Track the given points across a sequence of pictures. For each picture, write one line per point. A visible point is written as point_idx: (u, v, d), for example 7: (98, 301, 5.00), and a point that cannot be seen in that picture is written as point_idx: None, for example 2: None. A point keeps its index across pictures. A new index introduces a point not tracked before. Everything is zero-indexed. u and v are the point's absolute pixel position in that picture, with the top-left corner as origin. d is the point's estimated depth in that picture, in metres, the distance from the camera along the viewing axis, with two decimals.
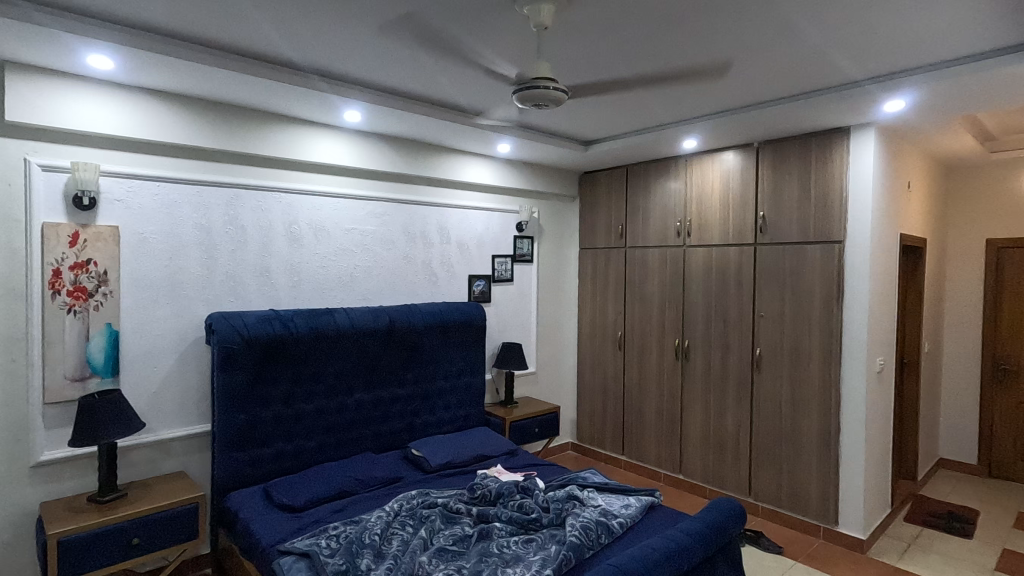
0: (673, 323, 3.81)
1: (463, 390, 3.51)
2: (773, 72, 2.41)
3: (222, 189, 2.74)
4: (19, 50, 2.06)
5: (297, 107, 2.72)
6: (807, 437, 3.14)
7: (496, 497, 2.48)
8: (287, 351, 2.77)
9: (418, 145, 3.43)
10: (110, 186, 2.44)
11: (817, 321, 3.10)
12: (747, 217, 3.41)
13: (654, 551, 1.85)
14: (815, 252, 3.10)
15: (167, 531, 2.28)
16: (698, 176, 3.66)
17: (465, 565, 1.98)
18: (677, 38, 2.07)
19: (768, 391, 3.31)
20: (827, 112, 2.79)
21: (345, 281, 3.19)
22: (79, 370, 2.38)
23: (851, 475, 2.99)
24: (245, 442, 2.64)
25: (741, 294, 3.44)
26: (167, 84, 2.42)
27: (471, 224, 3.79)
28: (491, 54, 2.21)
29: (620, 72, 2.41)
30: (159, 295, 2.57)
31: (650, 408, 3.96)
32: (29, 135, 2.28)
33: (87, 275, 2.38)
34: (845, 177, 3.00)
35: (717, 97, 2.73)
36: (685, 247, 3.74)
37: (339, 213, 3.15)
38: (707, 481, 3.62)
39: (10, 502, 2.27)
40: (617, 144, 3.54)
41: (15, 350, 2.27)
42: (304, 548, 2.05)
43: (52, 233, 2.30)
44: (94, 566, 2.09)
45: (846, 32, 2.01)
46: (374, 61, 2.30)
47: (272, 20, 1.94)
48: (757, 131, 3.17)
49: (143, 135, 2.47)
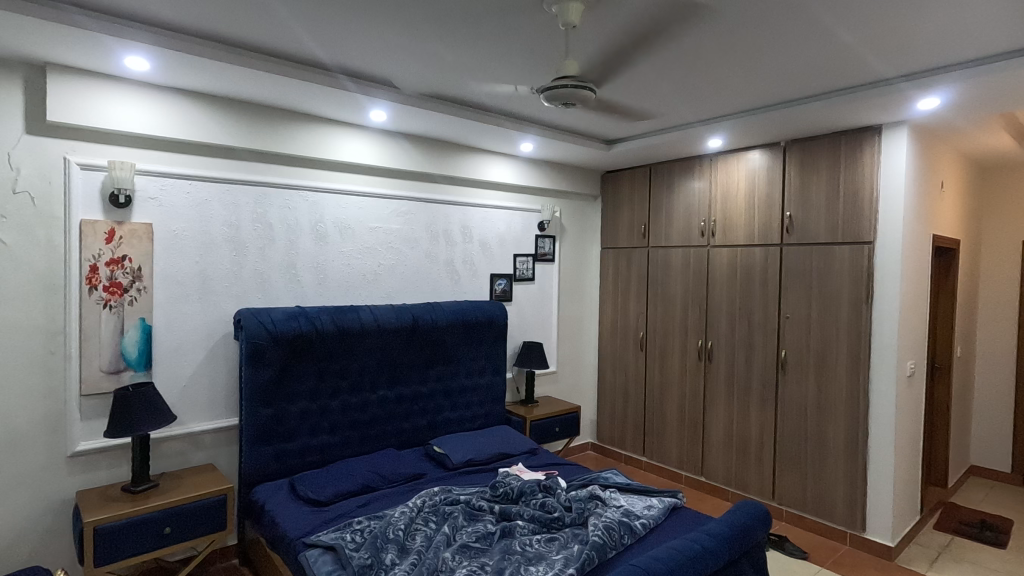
0: (696, 323, 3.78)
1: (484, 388, 3.52)
2: (803, 70, 2.37)
3: (250, 188, 2.79)
4: (60, 52, 2.13)
5: (326, 107, 2.76)
6: (834, 441, 3.09)
7: (518, 495, 2.48)
8: (313, 347, 2.81)
9: (441, 145, 3.45)
10: (144, 185, 2.50)
11: (845, 323, 3.05)
12: (773, 216, 3.36)
13: (678, 553, 1.84)
14: (844, 253, 3.05)
15: (197, 522, 2.33)
16: (723, 176, 3.62)
17: (488, 562, 1.99)
18: (705, 36, 2.06)
19: (793, 394, 3.27)
20: (857, 111, 2.74)
21: (369, 279, 3.22)
22: (114, 362, 2.44)
23: (880, 480, 2.93)
24: (272, 436, 2.69)
25: (767, 295, 3.39)
26: (199, 84, 2.47)
27: (494, 223, 3.80)
28: (517, 54, 2.21)
29: (646, 70, 2.39)
30: (189, 290, 2.63)
31: (671, 409, 3.93)
32: (69, 134, 2.35)
33: (122, 271, 2.45)
34: (875, 177, 2.94)
35: (745, 95, 2.69)
36: (709, 247, 3.71)
37: (365, 212, 3.19)
38: (730, 484, 3.59)
39: (49, 490, 2.34)
40: (640, 143, 3.52)
41: (54, 342, 2.34)
42: (330, 541, 2.08)
43: (90, 230, 2.37)
44: (128, 554, 2.15)
45: (878, 29, 1.97)
46: (401, 61, 2.32)
47: (302, 21, 1.97)
48: (785, 130, 3.12)
49: (176, 134, 2.53)
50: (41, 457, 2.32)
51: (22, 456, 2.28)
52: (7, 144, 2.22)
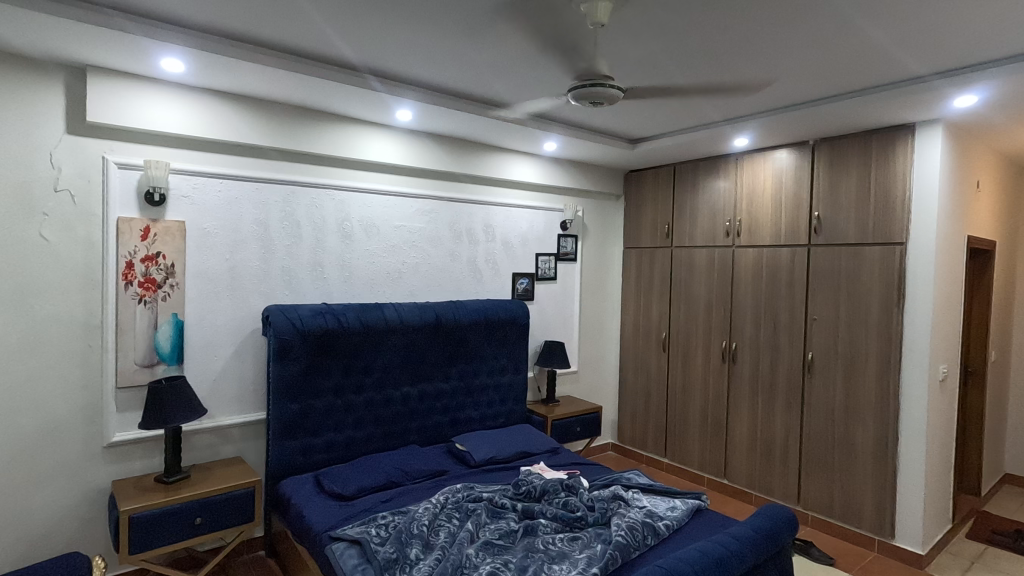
0: (720, 323, 3.74)
1: (506, 386, 3.53)
2: (835, 68, 2.33)
3: (279, 186, 2.84)
4: (101, 54, 2.19)
5: (353, 106, 2.80)
6: (862, 445, 3.03)
7: (541, 494, 2.49)
8: (338, 344, 2.85)
9: (465, 144, 3.47)
10: (178, 183, 2.57)
11: (874, 325, 2.99)
12: (801, 216, 3.31)
13: (703, 555, 1.83)
14: (874, 254, 2.99)
15: (226, 513, 2.38)
16: (749, 175, 3.58)
17: (511, 560, 2.00)
18: (733, 35, 2.04)
19: (820, 397, 3.21)
20: (890, 109, 2.69)
21: (394, 277, 3.26)
22: (148, 357, 2.51)
23: (910, 486, 2.87)
24: (298, 431, 2.74)
25: (793, 296, 3.34)
26: (230, 85, 2.52)
27: (516, 222, 3.81)
28: (543, 53, 2.22)
29: (672, 69, 2.37)
30: (220, 287, 2.69)
31: (694, 410, 3.89)
32: (107, 134, 2.42)
33: (156, 267, 2.51)
34: (908, 176, 2.88)
35: (773, 93, 2.66)
36: (734, 247, 3.66)
37: (390, 210, 3.22)
38: (754, 487, 3.54)
39: (86, 479, 2.42)
40: (665, 142, 3.49)
41: (92, 336, 2.42)
42: (355, 535, 2.11)
43: (126, 227, 2.44)
44: (161, 543, 2.21)
45: (912, 27, 1.93)
46: (429, 61, 2.34)
47: (331, 22, 2.00)
48: (814, 129, 3.07)
49: (209, 134, 2.59)
50: (79, 447, 2.40)
51: (61, 446, 2.36)
52: (49, 144, 2.30)
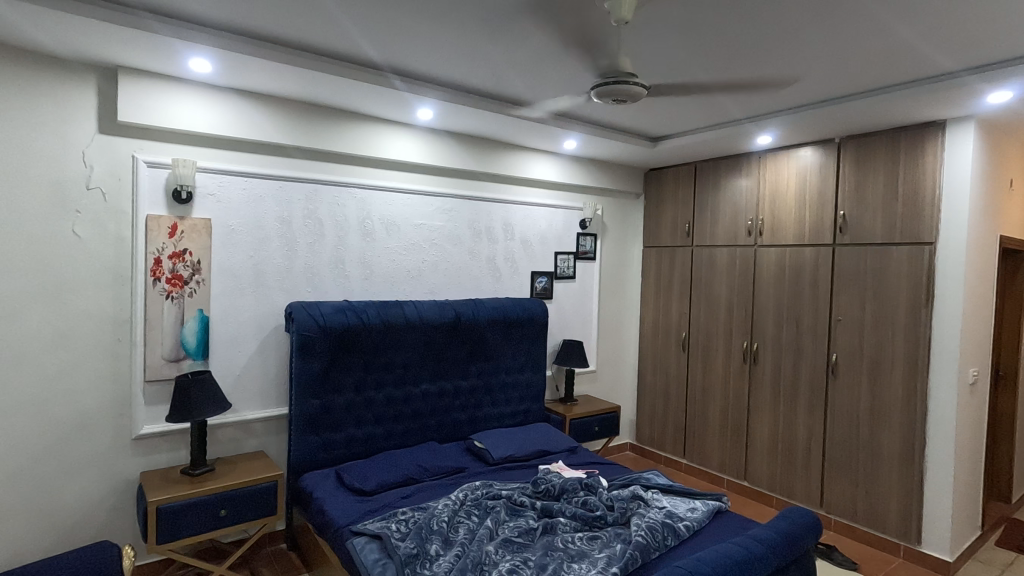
0: (742, 324, 3.70)
1: (524, 385, 3.53)
2: (863, 64, 2.29)
3: (301, 184, 2.87)
4: (133, 55, 2.24)
5: (376, 105, 2.83)
6: (887, 449, 2.97)
7: (560, 493, 2.49)
8: (359, 340, 2.88)
9: (485, 142, 3.48)
10: (204, 182, 2.61)
11: (902, 326, 2.93)
12: (825, 215, 3.25)
13: (725, 557, 1.81)
14: (901, 254, 2.93)
15: (250, 506, 2.42)
16: (772, 174, 3.53)
17: (531, 558, 2.01)
18: (759, 31, 2.01)
19: (844, 399, 3.15)
20: (920, 106, 2.63)
21: (414, 274, 3.28)
22: (175, 351, 2.56)
23: (937, 492, 2.81)
24: (320, 426, 2.77)
25: (817, 297, 3.28)
26: (256, 84, 2.56)
27: (535, 220, 3.81)
28: (565, 51, 2.21)
29: (695, 66, 2.35)
30: (244, 283, 2.74)
31: (714, 411, 3.86)
32: (136, 134, 2.47)
33: (183, 264, 2.56)
34: (938, 175, 2.81)
35: (799, 90, 2.62)
36: (756, 247, 3.62)
37: (410, 208, 3.24)
38: (775, 490, 3.50)
39: (115, 470, 2.48)
40: (686, 140, 3.46)
41: (121, 330, 2.48)
42: (376, 530, 2.13)
43: (155, 224, 2.49)
44: (187, 534, 2.26)
45: (943, 22, 1.89)
46: (451, 60, 2.35)
47: (356, 22, 2.02)
48: (841, 126, 3.01)
49: (235, 133, 2.63)
50: (108, 439, 2.46)
51: (91, 437, 2.42)
52: (82, 143, 2.36)
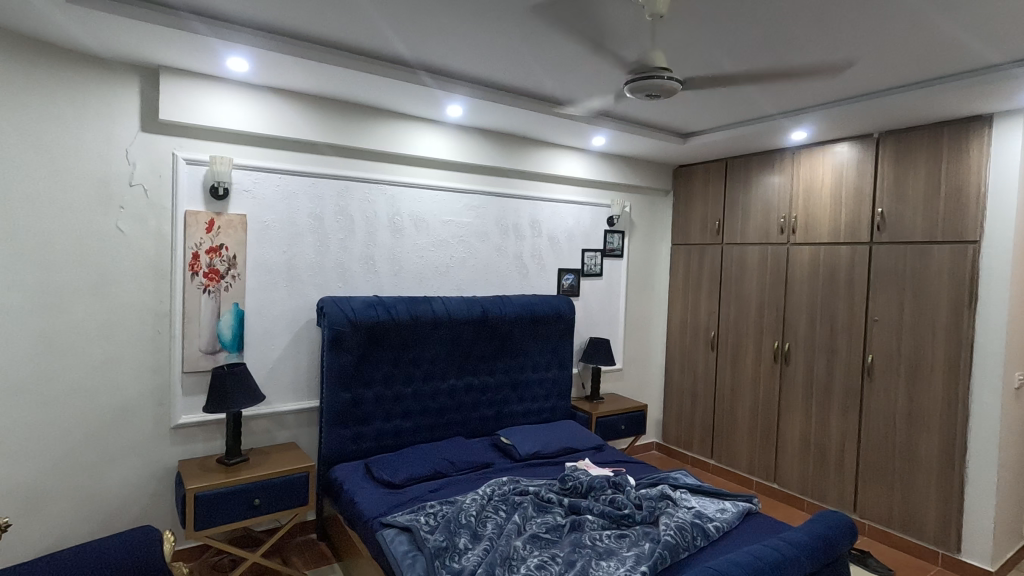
0: (773, 323, 3.63)
1: (550, 382, 3.53)
2: (906, 58, 2.22)
3: (333, 180, 2.92)
4: (175, 56, 2.31)
5: (406, 103, 2.85)
6: (926, 454, 2.88)
7: (587, 490, 2.48)
8: (388, 335, 2.91)
9: (514, 139, 3.48)
10: (240, 178, 2.67)
11: (942, 327, 2.83)
12: (862, 213, 3.17)
13: (756, 559, 1.78)
14: (943, 253, 2.83)
15: (283, 496, 2.47)
16: (807, 170, 3.45)
17: (559, 554, 2.01)
18: (798, 24, 1.96)
19: (880, 402, 3.07)
20: (965, 99, 2.53)
21: (442, 270, 3.30)
22: (211, 344, 2.63)
23: (979, 499, 2.71)
24: (350, 419, 2.82)
25: (852, 296, 3.20)
26: (291, 83, 2.61)
27: (563, 217, 3.80)
28: (597, 46, 2.20)
29: (728, 60, 2.31)
30: (278, 278, 2.80)
31: (743, 411, 3.80)
32: (177, 131, 2.54)
33: (220, 258, 2.63)
34: (983, 171, 2.71)
35: (837, 84, 2.55)
36: (789, 245, 3.55)
37: (439, 205, 3.26)
38: (806, 493, 3.43)
39: (155, 458, 2.56)
40: (717, 136, 3.41)
41: (161, 323, 2.55)
42: (405, 522, 2.16)
43: (193, 220, 2.56)
44: (223, 521, 2.32)
45: (991, 14, 1.83)
46: (482, 57, 2.36)
47: (389, 20, 2.04)
48: (880, 121, 2.92)
49: (269, 130, 2.69)
50: (149, 428, 2.54)
51: (132, 426, 2.51)
52: (125, 142, 2.44)
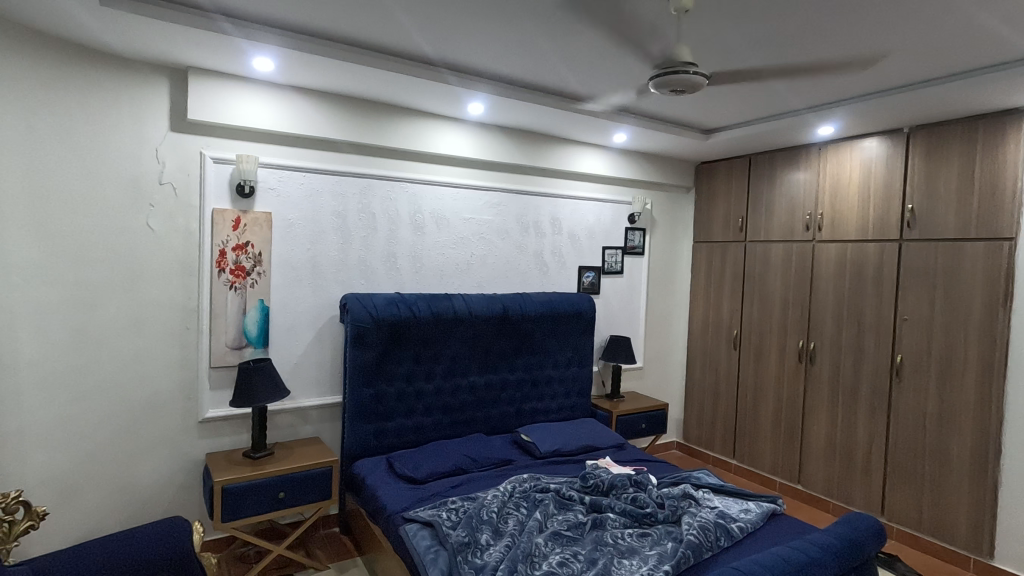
0: (798, 322, 3.57)
1: (571, 380, 3.52)
2: (940, 50, 2.16)
3: (356, 178, 2.94)
4: (203, 56, 2.35)
5: (428, 101, 2.87)
6: (958, 456, 2.81)
7: (609, 488, 2.47)
8: (409, 332, 2.93)
9: (535, 137, 3.48)
10: (266, 177, 2.72)
11: (975, 327, 2.76)
12: (891, 210, 3.10)
13: (783, 561, 1.76)
14: (976, 251, 2.76)
15: (308, 489, 2.51)
16: (833, 166, 3.38)
17: (581, 552, 2.00)
18: (826, 16, 1.92)
19: (909, 403, 3.00)
20: (1002, 92, 2.46)
21: (463, 268, 3.32)
22: (237, 340, 2.68)
23: (1014, 504, 2.64)
24: (372, 414, 2.84)
25: (881, 295, 3.13)
26: (315, 82, 2.64)
27: (584, 214, 3.78)
28: (621, 42, 2.18)
29: (754, 54, 2.27)
30: (302, 275, 2.84)
31: (766, 411, 3.75)
32: (205, 131, 2.59)
33: (246, 256, 2.68)
34: (1020, 166, 2.63)
35: (867, 78, 2.49)
36: (815, 242, 3.48)
37: (460, 203, 3.27)
38: (831, 494, 3.37)
39: (183, 451, 2.62)
40: (741, 132, 3.36)
41: (189, 319, 2.61)
42: (427, 517, 2.18)
43: (220, 218, 2.61)
44: (250, 513, 2.37)
45: None
46: (505, 54, 2.36)
47: (413, 19, 2.06)
48: (911, 115, 2.85)
49: (294, 130, 2.72)
50: (177, 421, 2.60)
51: (162, 419, 2.57)
52: (155, 141, 2.49)
